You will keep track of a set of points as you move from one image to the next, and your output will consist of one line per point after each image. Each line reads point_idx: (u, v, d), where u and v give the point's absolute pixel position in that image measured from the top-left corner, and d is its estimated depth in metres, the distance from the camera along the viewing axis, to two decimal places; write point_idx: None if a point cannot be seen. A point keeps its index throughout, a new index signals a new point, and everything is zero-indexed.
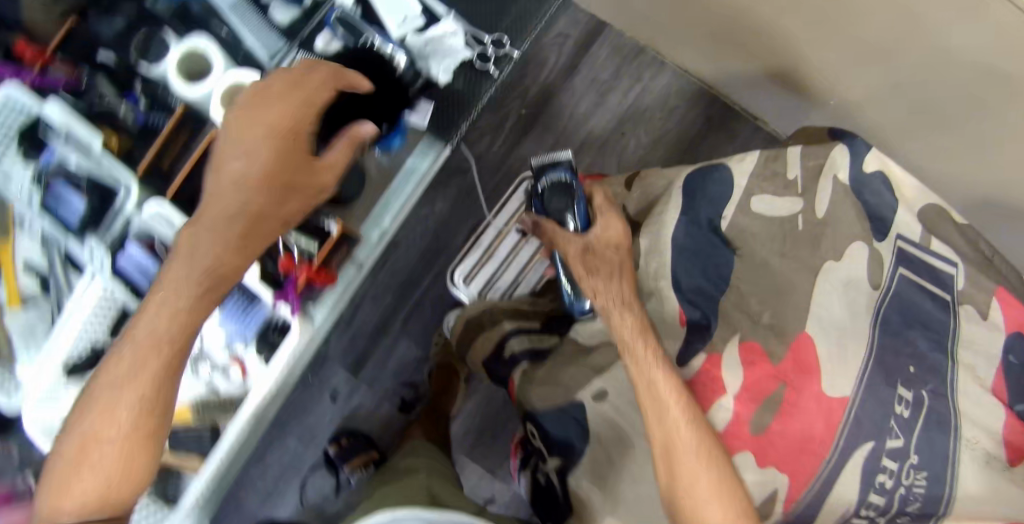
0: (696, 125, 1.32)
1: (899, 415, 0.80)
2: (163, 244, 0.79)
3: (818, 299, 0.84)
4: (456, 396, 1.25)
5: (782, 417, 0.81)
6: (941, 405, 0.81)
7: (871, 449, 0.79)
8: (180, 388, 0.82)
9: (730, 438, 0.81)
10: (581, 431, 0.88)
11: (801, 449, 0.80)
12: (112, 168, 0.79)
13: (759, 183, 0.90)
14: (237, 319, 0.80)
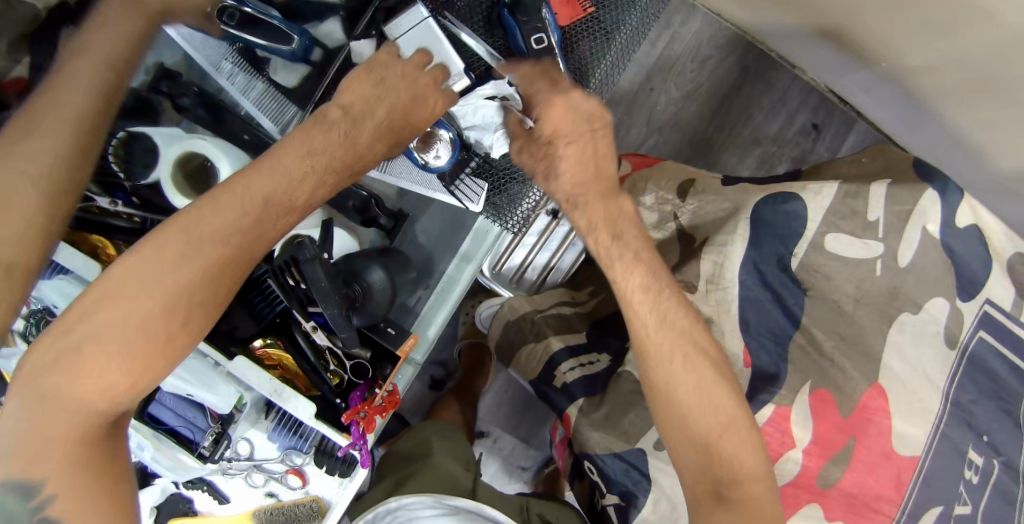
0: (733, 75, 1.18)
1: (968, 481, 0.78)
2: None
3: (893, 353, 0.80)
4: (489, 376, 1.26)
5: (852, 476, 0.79)
6: (1010, 478, 0.77)
7: (941, 512, 0.78)
8: (235, 498, 0.77)
9: (798, 492, 0.80)
10: (643, 480, 0.87)
11: (868, 509, 0.79)
12: None
13: (835, 222, 0.82)
14: (289, 434, 0.75)
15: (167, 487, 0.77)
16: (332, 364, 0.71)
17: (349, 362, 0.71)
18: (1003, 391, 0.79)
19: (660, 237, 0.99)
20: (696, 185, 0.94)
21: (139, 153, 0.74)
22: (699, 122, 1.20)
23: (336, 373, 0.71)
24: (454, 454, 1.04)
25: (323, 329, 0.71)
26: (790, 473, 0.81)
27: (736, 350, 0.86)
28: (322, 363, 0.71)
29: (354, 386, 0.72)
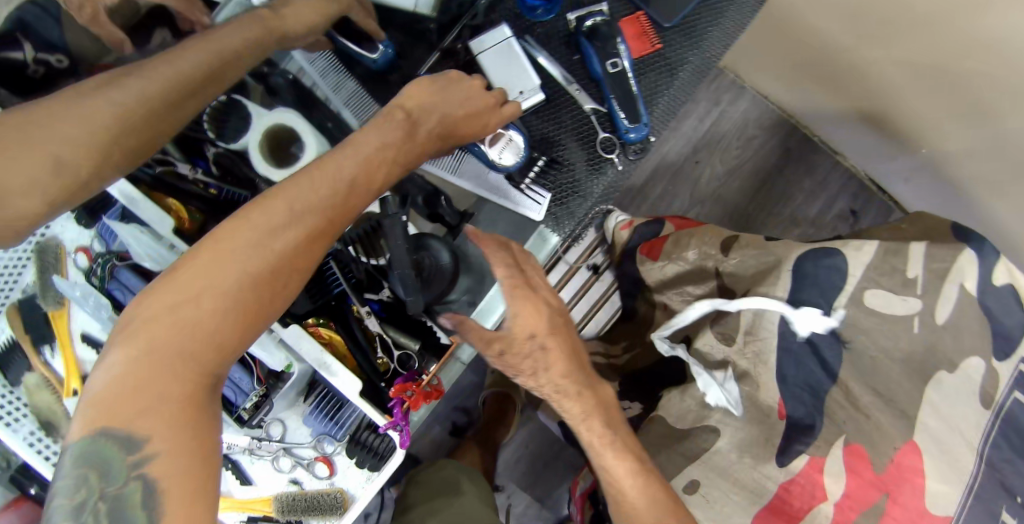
0: (777, 155, 1.25)
1: None
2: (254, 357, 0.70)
3: (929, 411, 0.81)
4: (511, 427, 1.20)
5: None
6: None
7: None
8: (261, 482, 0.76)
9: None
10: None
11: None
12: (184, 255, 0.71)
13: (873, 278, 0.84)
14: (325, 420, 0.75)
15: None
16: (380, 350, 0.72)
17: (396, 352, 0.71)
18: None
19: (698, 289, 0.99)
20: (740, 241, 0.96)
21: (234, 118, 0.78)
22: (742, 196, 1.24)
23: (384, 359, 0.72)
24: (485, 493, 0.99)
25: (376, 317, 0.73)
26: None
27: (770, 402, 0.87)
28: (370, 348, 0.72)
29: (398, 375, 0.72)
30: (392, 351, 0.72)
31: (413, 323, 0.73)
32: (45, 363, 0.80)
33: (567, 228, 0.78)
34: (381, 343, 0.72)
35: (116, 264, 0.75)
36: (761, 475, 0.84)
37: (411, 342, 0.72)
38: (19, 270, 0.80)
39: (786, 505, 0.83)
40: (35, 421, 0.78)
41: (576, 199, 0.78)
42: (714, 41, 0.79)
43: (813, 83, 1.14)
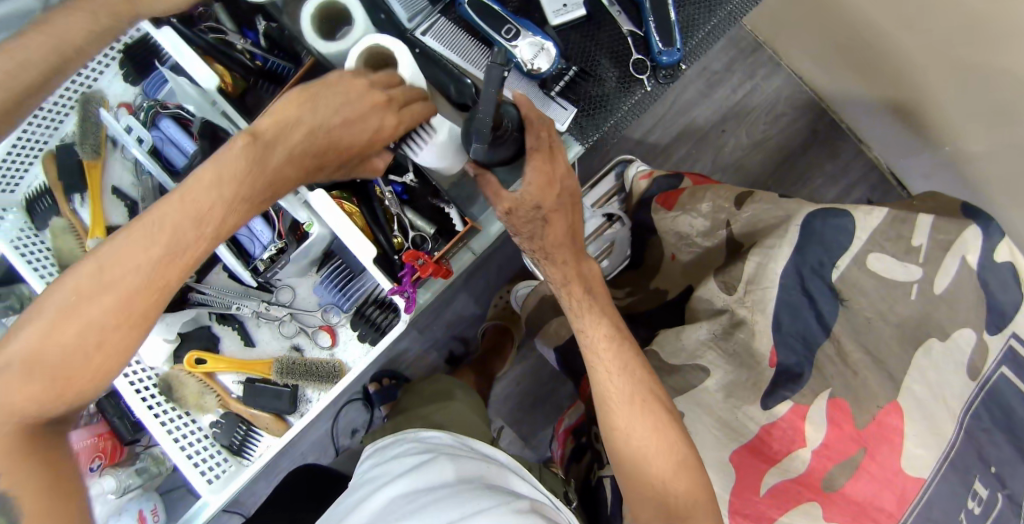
0: (803, 135, 1.27)
1: (970, 509, 0.81)
2: (278, 211, 0.73)
3: (915, 375, 0.83)
4: (506, 360, 1.24)
5: (858, 483, 0.82)
6: (1013, 516, 0.79)
7: None
8: (262, 346, 0.81)
9: (800, 489, 0.84)
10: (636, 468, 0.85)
11: (867, 519, 0.82)
12: (227, 110, 0.74)
13: (882, 242, 0.85)
14: (334, 290, 0.77)
15: (200, 316, 0.80)
16: (397, 229, 0.76)
17: (412, 231, 0.75)
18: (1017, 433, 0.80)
19: (708, 241, 1.02)
20: (754, 196, 0.97)
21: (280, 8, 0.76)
22: (762, 172, 1.27)
23: (399, 237, 0.76)
24: (474, 404, 1.05)
25: (398, 198, 0.76)
26: (788, 481, 0.85)
27: (763, 350, 0.89)
28: (387, 226, 0.76)
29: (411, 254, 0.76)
30: (408, 232, 0.76)
31: (431, 209, 0.77)
32: (74, 212, 0.82)
33: (591, 138, 0.76)
34: (397, 224, 0.76)
35: (159, 112, 0.79)
36: (744, 416, 0.88)
37: (428, 227, 0.76)
38: (61, 118, 0.82)
39: (765, 446, 0.86)
40: (54, 261, 0.82)
41: (602, 113, 0.76)
42: None
43: (846, 68, 1.16)
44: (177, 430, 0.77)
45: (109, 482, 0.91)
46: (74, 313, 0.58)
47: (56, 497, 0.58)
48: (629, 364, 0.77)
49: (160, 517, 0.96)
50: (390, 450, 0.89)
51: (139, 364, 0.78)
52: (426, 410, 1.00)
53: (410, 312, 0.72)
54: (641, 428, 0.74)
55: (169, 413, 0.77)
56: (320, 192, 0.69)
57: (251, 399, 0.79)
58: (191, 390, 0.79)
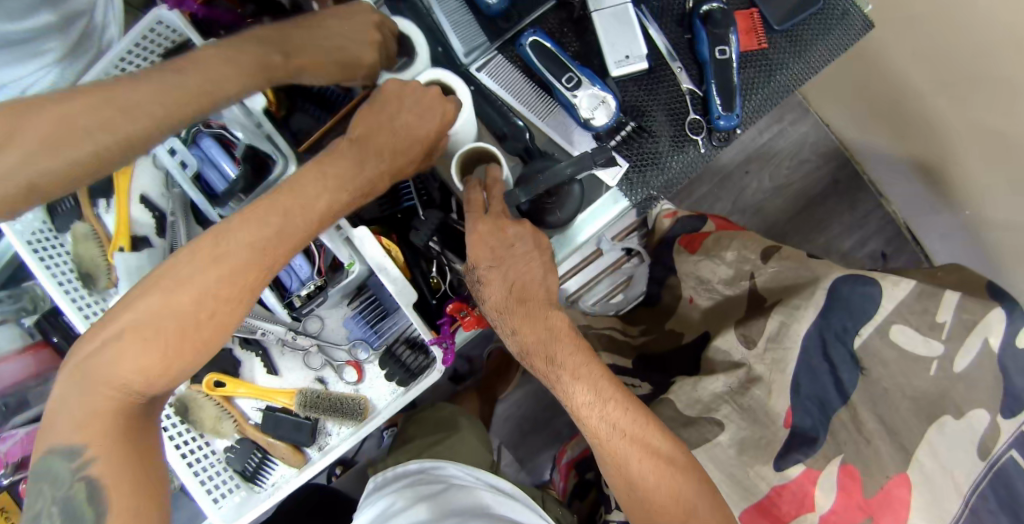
0: (823, 183, 1.27)
1: None
2: (320, 246, 0.72)
3: (926, 449, 0.84)
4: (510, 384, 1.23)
5: None
6: None
7: None
8: (286, 375, 0.79)
9: None
10: None
11: None
12: (273, 136, 0.73)
13: (905, 316, 0.85)
14: (365, 326, 0.76)
15: (221, 338, 0.79)
16: (435, 271, 0.75)
17: (451, 274, 0.75)
18: (1017, 511, 0.83)
19: (729, 290, 1.01)
20: (781, 252, 0.96)
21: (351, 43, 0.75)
22: (782, 215, 1.27)
23: (437, 279, 0.75)
24: (479, 433, 1.05)
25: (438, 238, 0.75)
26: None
27: (778, 410, 0.89)
28: (426, 267, 0.75)
29: (449, 297, 0.76)
30: (446, 274, 0.75)
31: None
32: (97, 218, 0.82)
33: (638, 197, 0.74)
34: (436, 265, 0.75)
35: (200, 130, 0.76)
36: (755, 474, 0.88)
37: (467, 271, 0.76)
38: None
39: (774, 506, 0.87)
40: (73, 268, 0.80)
41: (653, 170, 0.75)
42: (815, 55, 0.79)
43: (876, 123, 1.16)
44: (191, 455, 0.75)
45: None
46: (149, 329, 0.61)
47: (139, 457, 0.60)
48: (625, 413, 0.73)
49: None
50: (400, 482, 0.89)
51: None
52: (430, 439, 1.01)
53: (446, 363, 0.71)
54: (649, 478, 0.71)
55: (184, 435, 0.76)
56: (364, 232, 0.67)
57: (270, 427, 0.77)
58: (207, 413, 0.77)
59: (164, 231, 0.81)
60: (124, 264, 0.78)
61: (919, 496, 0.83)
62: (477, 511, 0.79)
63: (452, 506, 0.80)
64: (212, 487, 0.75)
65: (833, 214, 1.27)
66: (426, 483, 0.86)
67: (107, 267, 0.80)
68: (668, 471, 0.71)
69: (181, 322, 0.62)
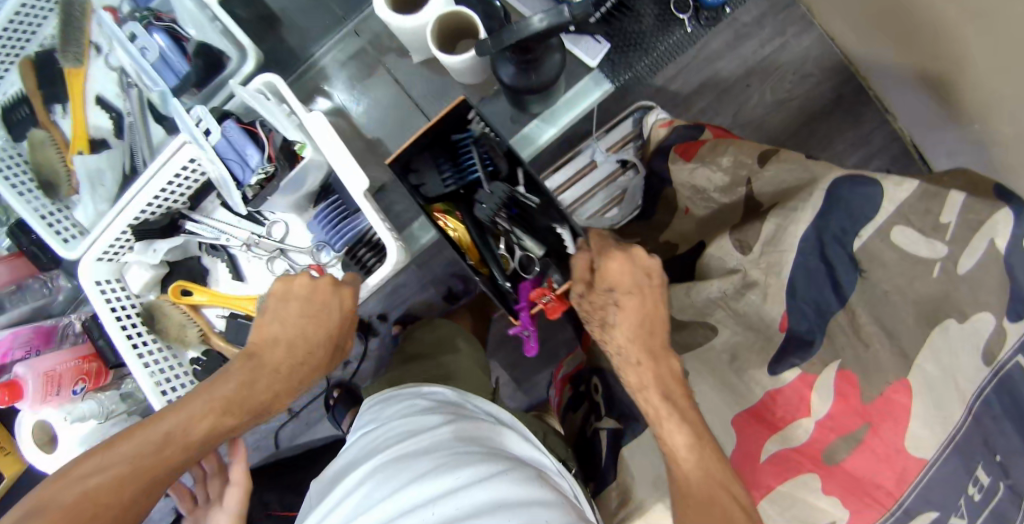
0: (826, 100, 1.23)
1: (969, 496, 0.80)
2: (269, 132, 0.80)
3: (928, 354, 0.80)
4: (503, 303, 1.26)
5: (859, 457, 0.81)
6: (1012, 505, 0.79)
7: (932, 519, 0.80)
8: (251, 280, 0.84)
9: (802, 458, 0.82)
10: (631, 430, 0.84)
11: (865, 494, 0.81)
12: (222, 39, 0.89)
13: (908, 218, 0.82)
14: (328, 227, 0.82)
15: (188, 246, 0.83)
16: (504, 247, 0.98)
17: (519, 251, 0.98)
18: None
19: (727, 199, 0.98)
20: (779, 154, 0.93)
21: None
22: (784, 129, 1.23)
23: (507, 258, 0.98)
24: (475, 358, 1.02)
25: (510, 217, 0.98)
26: (785, 448, 0.83)
27: (775, 314, 0.87)
28: (494, 247, 0.97)
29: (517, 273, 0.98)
30: (516, 251, 0.98)
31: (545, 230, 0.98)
32: (55, 120, 0.91)
33: None
34: (505, 243, 0.98)
35: (152, 23, 0.91)
36: (749, 378, 0.86)
37: (535, 248, 0.98)
38: (41, 21, 0.89)
39: (771, 412, 0.85)
40: (33, 174, 0.89)
41: None
42: None
43: (883, 35, 1.10)
44: (154, 363, 0.79)
45: (91, 404, 0.87)
46: (85, 489, 0.67)
47: None
48: (704, 441, 0.75)
49: None
50: (409, 402, 0.81)
51: (123, 290, 0.81)
52: (428, 362, 0.98)
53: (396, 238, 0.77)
54: (696, 482, 0.73)
55: (150, 346, 0.80)
56: (314, 114, 0.75)
57: (235, 334, 0.81)
58: (174, 322, 0.82)
59: (121, 132, 0.91)
60: (84, 168, 0.89)
61: (919, 402, 0.80)
62: (497, 448, 0.73)
63: (467, 436, 0.74)
64: (168, 387, 0.79)
65: (837, 131, 1.23)
66: (443, 410, 0.79)
67: (67, 174, 0.90)
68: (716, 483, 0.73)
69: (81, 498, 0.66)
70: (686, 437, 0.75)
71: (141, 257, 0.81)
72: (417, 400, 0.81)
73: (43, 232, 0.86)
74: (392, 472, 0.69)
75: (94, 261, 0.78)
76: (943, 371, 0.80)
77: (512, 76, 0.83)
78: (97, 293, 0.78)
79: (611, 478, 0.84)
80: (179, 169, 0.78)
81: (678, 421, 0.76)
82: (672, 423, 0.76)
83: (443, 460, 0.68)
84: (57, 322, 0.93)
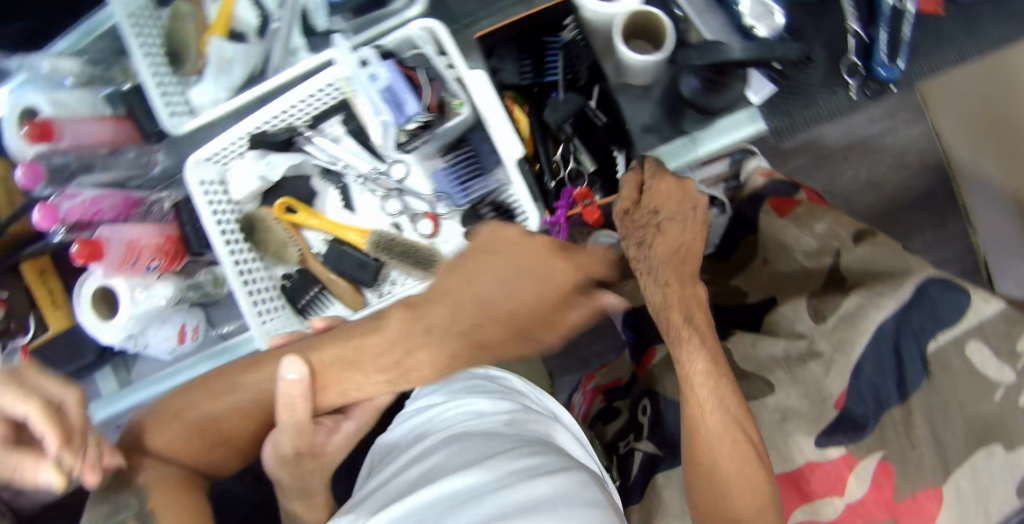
0: (917, 195, 1.24)
1: None
2: (429, 81, 0.70)
3: (965, 470, 0.82)
4: None
5: None
6: None
7: None
8: (360, 211, 0.80)
9: None
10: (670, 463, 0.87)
11: None
12: None
13: (988, 335, 0.83)
14: (454, 182, 0.74)
15: (303, 165, 0.79)
16: (559, 156, 0.84)
17: (573, 164, 0.84)
18: None
19: (811, 264, 1.01)
20: (875, 238, 0.95)
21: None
22: (869, 212, 1.24)
23: (557, 163, 0.84)
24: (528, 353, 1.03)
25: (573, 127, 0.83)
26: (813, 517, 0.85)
27: (833, 390, 0.89)
28: (550, 148, 0.84)
29: (564, 183, 0.84)
30: (569, 162, 0.84)
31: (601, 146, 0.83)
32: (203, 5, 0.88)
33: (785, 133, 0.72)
34: (561, 149, 0.84)
35: None
36: (793, 444, 0.87)
37: (589, 164, 0.84)
38: None
39: (804, 482, 0.86)
40: (162, 46, 0.85)
41: (799, 101, 0.72)
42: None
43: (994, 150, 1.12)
44: (247, 271, 0.76)
45: (161, 286, 0.85)
46: (201, 417, 0.72)
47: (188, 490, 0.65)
48: (738, 420, 0.75)
49: (196, 338, 0.92)
50: (470, 389, 0.85)
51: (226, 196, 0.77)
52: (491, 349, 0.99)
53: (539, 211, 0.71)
54: (730, 469, 0.73)
55: (246, 254, 0.77)
56: (479, 72, 0.67)
57: (334, 260, 0.78)
58: (275, 237, 0.78)
59: (263, 33, 0.88)
60: (217, 53, 0.83)
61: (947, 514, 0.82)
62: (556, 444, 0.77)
63: (528, 428, 0.78)
64: (259, 301, 0.77)
65: (918, 228, 1.24)
66: (505, 400, 0.84)
67: (197, 55, 0.86)
68: (755, 471, 0.73)
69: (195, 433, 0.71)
70: (716, 397, 0.75)
71: (251, 166, 0.76)
72: (478, 389, 0.86)
73: (158, 102, 0.80)
74: (459, 449, 0.73)
75: (201, 161, 0.72)
76: (977, 492, 0.82)
77: (694, 91, 0.71)
78: (201, 195, 0.72)
79: (636, 498, 0.89)
80: (322, 87, 0.70)
81: (711, 393, 0.75)
82: (708, 391, 0.76)
83: (512, 443, 0.72)
84: (148, 195, 0.90)
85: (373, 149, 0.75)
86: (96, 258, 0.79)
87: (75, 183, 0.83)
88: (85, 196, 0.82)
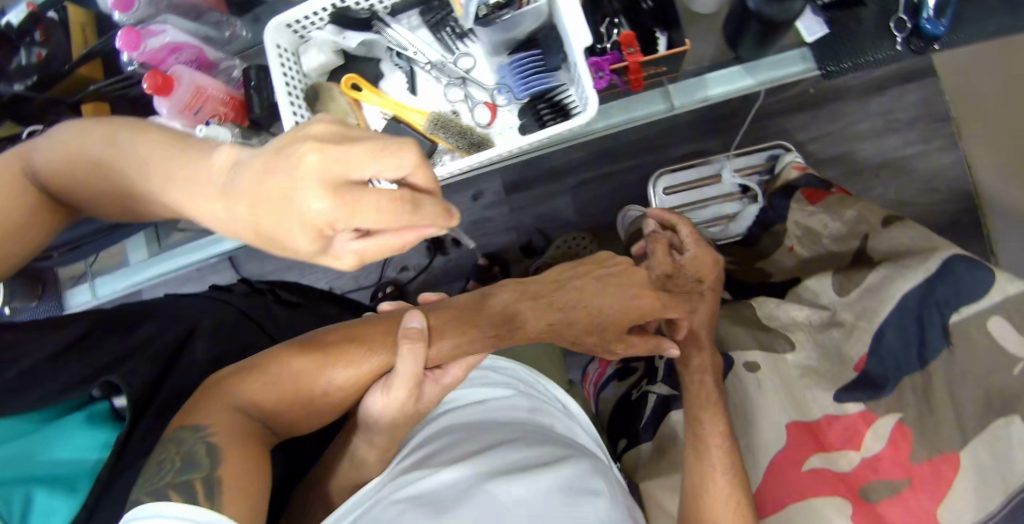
0: (944, 218, 1.30)
1: None
2: None
3: (983, 437, 0.80)
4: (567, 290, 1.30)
5: (892, 505, 0.82)
6: None
7: None
8: (421, 97, 0.83)
9: (837, 484, 0.85)
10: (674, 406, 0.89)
11: None
12: None
13: (1015, 312, 0.81)
14: (518, 75, 0.79)
15: (374, 48, 0.83)
16: (604, 27, 0.82)
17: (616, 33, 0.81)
18: None
19: (838, 248, 1.04)
20: (902, 222, 0.97)
21: None
22: None
23: (602, 35, 0.82)
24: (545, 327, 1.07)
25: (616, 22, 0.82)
26: (830, 467, 0.86)
27: (854, 354, 0.91)
28: (593, 22, 0.82)
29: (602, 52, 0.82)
30: (611, 34, 0.81)
31: (643, 32, 0.82)
32: None
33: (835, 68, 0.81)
34: (605, 23, 0.82)
35: None
36: (811, 399, 0.90)
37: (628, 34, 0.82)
38: None
39: (823, 435, 0.87)
40: None
41: (852, 45, 0.81)
42: None
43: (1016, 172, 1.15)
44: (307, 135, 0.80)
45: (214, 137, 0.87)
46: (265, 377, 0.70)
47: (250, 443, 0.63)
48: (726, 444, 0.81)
49: None
50: (497, 378, 0.89)
51: (297, 67, 0.83)
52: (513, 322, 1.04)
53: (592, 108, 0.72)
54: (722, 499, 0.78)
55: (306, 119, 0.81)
56: None
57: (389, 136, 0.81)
58: (337, 106, 0.82)
59: None
60: None
61: (966, 478, 0.80)
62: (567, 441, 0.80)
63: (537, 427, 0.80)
64: None
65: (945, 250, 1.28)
66: (531, 397, 0.87)
67: None
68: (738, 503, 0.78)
69: (264, 387, 0.69)
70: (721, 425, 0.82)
71: (326, 37, 0.81)
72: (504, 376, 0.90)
73: None
74: (464, 434, 0.75)
75: (282, 26, 0.79)
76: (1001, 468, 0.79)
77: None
78: (276, 54, 0.79)
79: (648, 435, 0.90)
80: None
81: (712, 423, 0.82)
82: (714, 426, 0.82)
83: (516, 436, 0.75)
84: (221, 59, 0.94)
85: (443, 35, 0.81)
86: (165, 91, 0.83)
87: (158, 19, 0.90)
88: (165, 37, 0.87)
